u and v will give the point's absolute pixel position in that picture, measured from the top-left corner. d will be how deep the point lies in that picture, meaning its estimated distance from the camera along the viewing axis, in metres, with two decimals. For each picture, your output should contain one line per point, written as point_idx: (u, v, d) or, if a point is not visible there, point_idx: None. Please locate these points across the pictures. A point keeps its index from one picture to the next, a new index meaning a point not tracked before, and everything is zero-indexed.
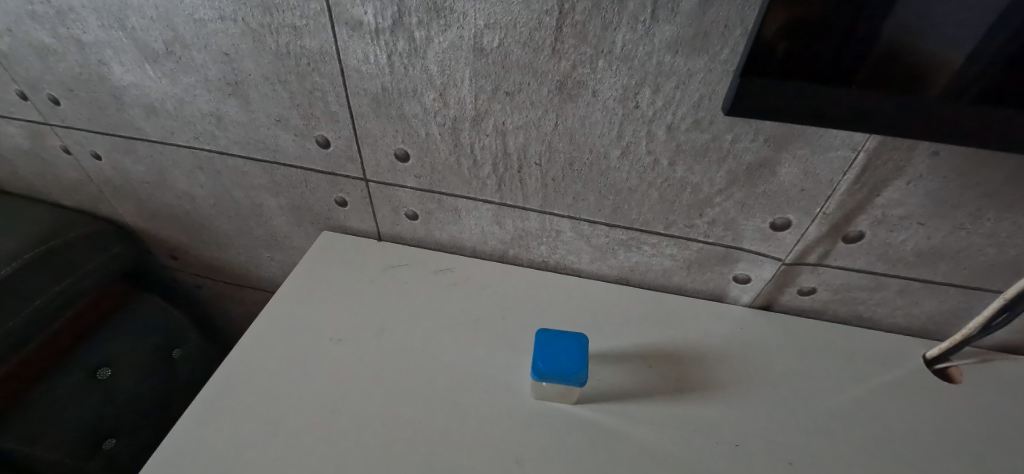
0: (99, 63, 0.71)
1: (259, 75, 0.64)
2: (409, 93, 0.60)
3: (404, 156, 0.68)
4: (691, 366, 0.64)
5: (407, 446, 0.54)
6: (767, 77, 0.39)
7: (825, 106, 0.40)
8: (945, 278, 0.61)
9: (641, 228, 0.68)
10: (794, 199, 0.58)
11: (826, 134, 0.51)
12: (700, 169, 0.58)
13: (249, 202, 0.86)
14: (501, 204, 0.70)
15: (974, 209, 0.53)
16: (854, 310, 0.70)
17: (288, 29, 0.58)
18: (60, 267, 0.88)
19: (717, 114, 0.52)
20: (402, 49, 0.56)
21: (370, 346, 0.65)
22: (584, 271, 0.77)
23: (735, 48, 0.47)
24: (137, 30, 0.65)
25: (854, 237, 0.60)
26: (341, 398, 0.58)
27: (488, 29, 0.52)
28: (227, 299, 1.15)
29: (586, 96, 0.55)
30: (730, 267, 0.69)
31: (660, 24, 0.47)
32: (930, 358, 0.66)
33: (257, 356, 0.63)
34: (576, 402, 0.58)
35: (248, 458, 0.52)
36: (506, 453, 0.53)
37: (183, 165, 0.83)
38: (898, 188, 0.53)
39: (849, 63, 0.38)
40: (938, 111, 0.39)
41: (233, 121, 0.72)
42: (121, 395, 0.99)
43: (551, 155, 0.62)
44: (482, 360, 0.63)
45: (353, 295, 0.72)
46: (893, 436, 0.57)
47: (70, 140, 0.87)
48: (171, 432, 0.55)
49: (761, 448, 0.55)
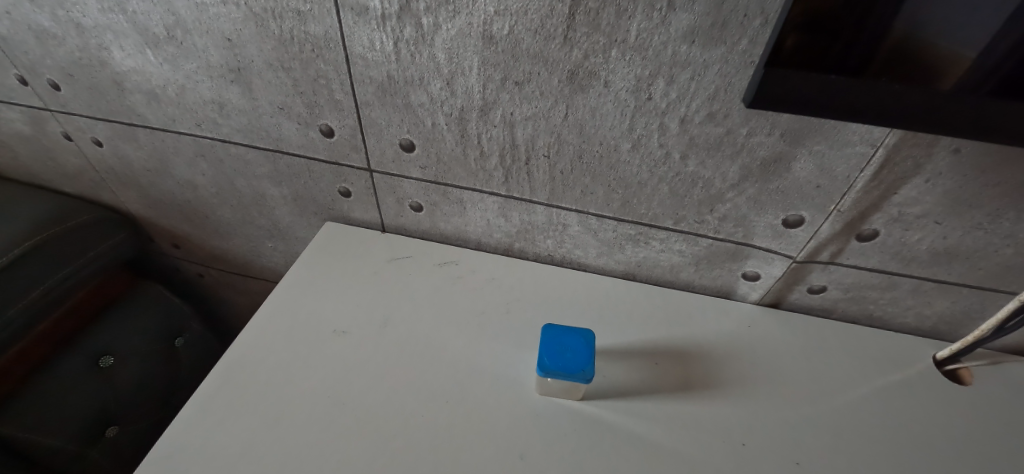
0: (99, 47, 0.70)
1: (262, 62, 0.63)
2: (416, 81, 0.59)
3: (409, 146, 0.67)
4: (698, 364, 0.63)
5: (410, 441, 0.53)
6: (788, 68, 0.38)
7: (845, 99, 0.39)
8: (959, 278, 0.60)
9: (650, 223, 0.66)
10: (807, 196, 0.57)
11: (843, 130, 0.49)
12: (712, 164, 0.57)
13: (251, 191, 0.85)
14: (508, 196, 0.69)
15: (993, 209, 0.52)
16: (864, 309, 0.69)
17: (291, 14, 0.57)
18: (63, 252, 0.88)
19: (731, 106, 0.51)
20: (410, 36, 0.55)
21: (373, 338, 0.64)
22: (590, 266, 0.76)
23: (754, 38, 0.45)
24: (137, 14, 0.63)
25: (867, 235, 0.58)
26: (344, 390, 0.58)
27: (498, 15, 0.50)
28: (228, 288, 1.15)
29: (598, 87, 0.53)
30: (740, 264, 0.68)
31: (677, 13, 0.46)
32: (940, 358, 0.65)
33: (258, 347, 0.62)
34: (579, 399, 0.57)
35: (250, 451, 0.52)
36: (509, 449, 0.53)
37: (185, 152, 0.82)
38: (916, 186, 0.52)
39: (860, 56, 0.37)
40: (959, 105, 0.38)
41: (235, 109, 0.71)
42: (123, 382, 0.99)
43: (559, 147, 0.61)
44: (486, 354, 0.63)
45: (355, 287, 0.71)
46: (900, 437, 0.56)
47: (70, 126, 0.86)
48: (168, 427, 0.54)
49: (768, 447, 0.54)
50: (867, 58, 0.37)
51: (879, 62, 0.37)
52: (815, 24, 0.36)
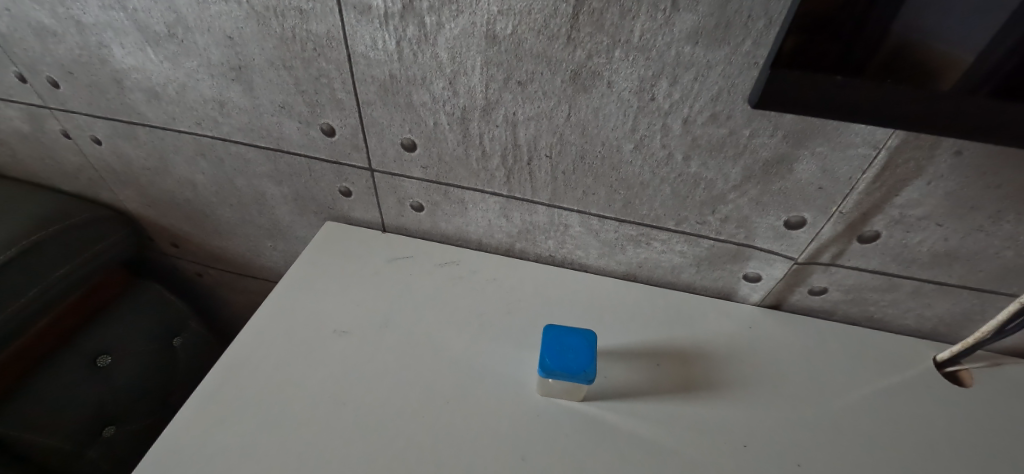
0: (99, 45, 0.69)
1: (264, 60, 0.63)
2: (418, 81, 0.59)
3: (410, 146, 0.67)
4: (699, 365, 0.63)
5: (411, 442, 0.53)
6: (793, 70, 0.38)
7: (848, 101, 0.39)
8: (960, 280, 0.60)
9: (651, 224, 0.66)
10: (809, 198, 0.57)
11: (845, 131, 0.49)
12: (715, 165, 0.57)
13: (251, 190, 0.84)
14: (510, 196, 0.69)
15: (995, 211, 0.52)
16: (865, 311, 0.69)
17: (294, 12, 0.56)
18: (63, 250, 0.88)
19: (734, 108, 0.51)
20: (412, 35, 0.55)
21: (374, 338, 0.64)
22: (591, 266, 0.76)
23: (757, 39, 0.45)
24: (138, 11, 0.63)
25: (868, 237, 0.59)
26: (345, 391, 0.58)
27: (501, 15, 0.50)
28: (227, 287, 1.15)
29: (601, 87, 0.53)
30: (741, 266, 0.68)
31: (680, 14, 0.46)
32: (940, 360, 0.65)
33: (258, 347, 0.62)
34: (581, 399, 0.57)
35: (250, 452, 0.51)
36: (511, 450, 0.52)
37: (185, 151, 0.81)
38: (918, 188, 0.52)
39: (865, 57, 0.37)
40: (962, 106, 0.38)
41: (236, 108, 0.71)
42: (121, 381, 0.98)
43: (562, 147, 0.61)
44: (487, 355, 0.63)
45: (356, 287, 0.71)
46: (901, 439, 0.56)
47: (69, 123, 0.86)
48: (167, 427, 0.53)
49: (769, 448, 0.54)
50: (872, 60, 0.37)
51: (883, 63, 0.37)
52: (822, 24, 0.35)
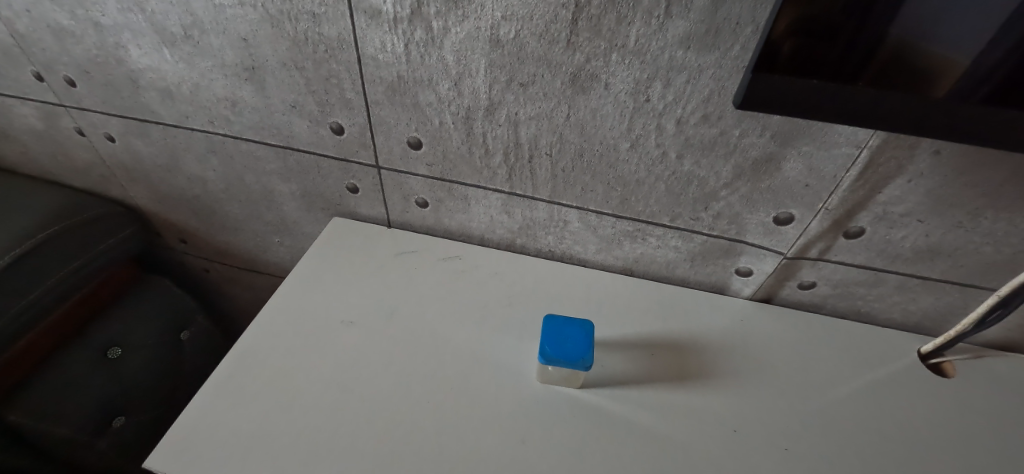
0: (116, 46, 0.72)
1: (276, 61, 0.65)
2: (424, 82, 0.62)
3: (416, 144, 0.70)
4: (693, 355, 0.65)
5: (417, 427, 0.55)
6: (778, 73, 0.41)
7: (830, 103, 0.42)
8: (942, 275, 0.63)
9: (647, 220, 0.69)
10: (797, 195, 0.59)
11: (829, 131, 0.52)
12: (707, 163, 0.59)
13: (260, 187, 0.87)
14: (511, 193, 0.72)
15: (973, 208, 0.54)
16: (852, 305, 0.72)
17: (307, 16, 0.59)
18: (76, 244, 0.91)
19: (725, 109, 0.54)
20: (420, 38, 0.57)
21: (380, 328, 0.67)
22: (590, 261, 0.79)
23: (746, 45, 0.48)
24: (155, 14, 0.66)
25: (854, 232, 0.61)
26: (353, 378, 0.60)
27: (505, 20, 0.53)
28: (234, 282, 1.17)
29: (599, 89, 0.56)
30: (733, 261, 0.71)
31: (673, 20, 0.48)
32: (924, 352, 0.68)
33: (269, 336, 0.65)
34: (579, 386, 0.60)
35: (263, 434, 0.54)
36: (511, 434, 0.55)
37: (197, 148, 0.84)
38: (899, 186, 0.55)
39: (846, 62, 0.39)
40: (937, 108, 0.40)
41: (248, 107, 0.73)
42: (130, 374, 1.00)
43: (561, 146, 0.63)
44: (489, 345, 0.65)
45: (362, 280, 0.74)
46: (883, 426, 0.59)
47: (84, 121, 0.88)
48: (184, 411, 0.56)
49: (758, 434, 0.57)
50: (852, 63, 0.39)
51: (863, 67, 0.40)
52: (806, 30, 0.38)
